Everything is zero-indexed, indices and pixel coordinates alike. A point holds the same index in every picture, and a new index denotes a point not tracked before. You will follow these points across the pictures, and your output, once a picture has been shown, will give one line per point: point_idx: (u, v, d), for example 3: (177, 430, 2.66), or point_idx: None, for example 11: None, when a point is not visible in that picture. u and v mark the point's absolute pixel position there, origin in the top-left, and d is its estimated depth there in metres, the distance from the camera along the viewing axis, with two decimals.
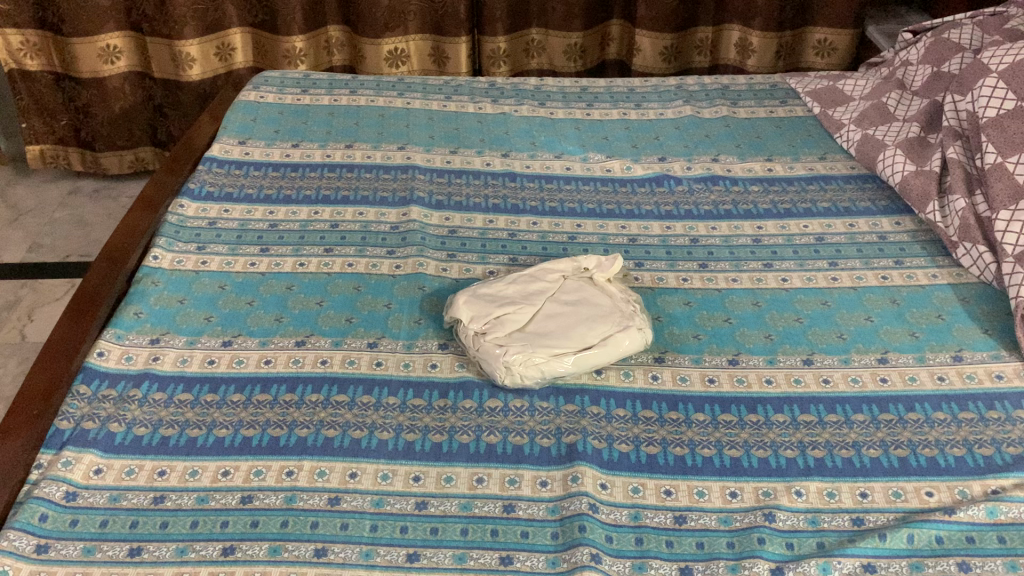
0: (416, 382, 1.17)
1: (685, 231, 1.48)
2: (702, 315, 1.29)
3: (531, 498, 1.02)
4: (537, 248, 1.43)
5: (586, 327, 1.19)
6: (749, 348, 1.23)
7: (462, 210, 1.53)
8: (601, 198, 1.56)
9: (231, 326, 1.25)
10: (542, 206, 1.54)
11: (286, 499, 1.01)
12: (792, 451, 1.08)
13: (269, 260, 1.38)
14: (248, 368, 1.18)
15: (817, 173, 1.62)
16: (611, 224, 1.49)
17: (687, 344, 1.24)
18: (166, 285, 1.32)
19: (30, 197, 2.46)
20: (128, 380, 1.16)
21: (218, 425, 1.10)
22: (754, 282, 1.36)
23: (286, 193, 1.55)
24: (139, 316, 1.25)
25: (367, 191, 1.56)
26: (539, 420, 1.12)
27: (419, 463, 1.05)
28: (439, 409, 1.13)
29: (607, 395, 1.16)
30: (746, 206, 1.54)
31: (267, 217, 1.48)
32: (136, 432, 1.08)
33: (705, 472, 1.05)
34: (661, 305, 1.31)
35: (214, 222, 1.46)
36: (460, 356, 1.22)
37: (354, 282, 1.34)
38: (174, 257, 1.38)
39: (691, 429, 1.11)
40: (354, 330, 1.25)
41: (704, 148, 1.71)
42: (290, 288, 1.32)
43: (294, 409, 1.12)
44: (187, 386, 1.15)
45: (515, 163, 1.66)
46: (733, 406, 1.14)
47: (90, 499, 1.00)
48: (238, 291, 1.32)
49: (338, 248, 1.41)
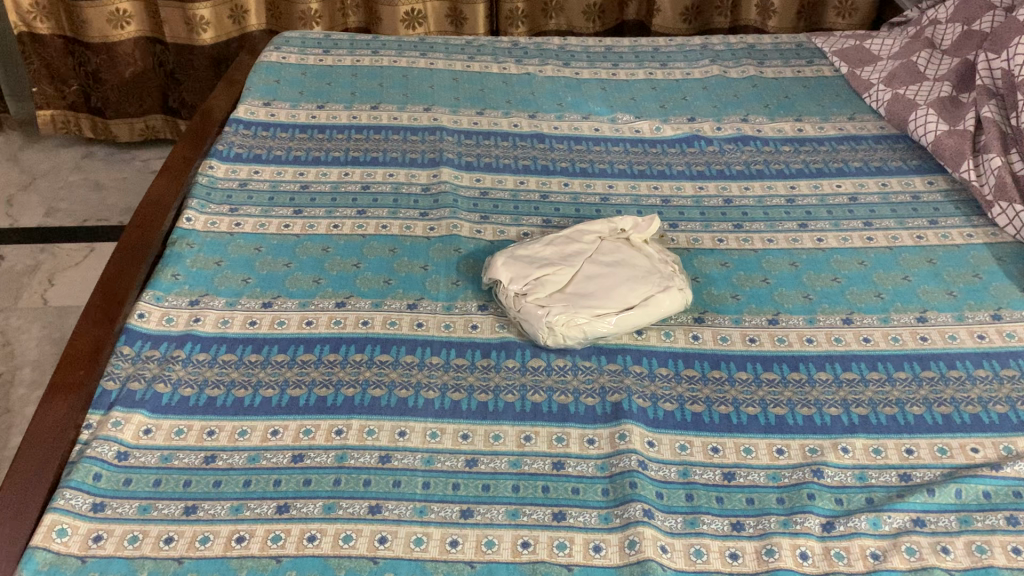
0: (457, 342, 1.17)
1: (719, 193, 1.47)
2: (739, 276, 1.29)
3: (579, 455, 1.02)
4: (570, 210, 1.42)
5: (626, 287, 1.19)
6: (788, 308, 1.23)
7: (493, 171, 1.51)
8: (631, 159, 1.56)
9: (270, 288, 1.25)
10: (573, 167, 1.53)
11: (337, 457, 1.01)
12: (836, 409, 1.08)
13: (303, 222, 1.37)
14: (291, 329, 1.18)
15: (846, 134, 1.61)
16: (643, 185, 1.49)
17: (725, 305, 1.24)
18: (202, 248, 1.31)
19: (43, 160, 2.45)
20: (170, 341, 1.15)
21: (264, 385, 1.10)
22: (791, 243, 1.35)
23: (315, 154, 1.53)
24: (177, 279, 1.25)
25: (395, 153, 1.55)
26: (583, 379, 1.12)
27: (466, 422, 1.06)
28: (482, 368, 1.13)
29: (649, 354, 1.15)
30: (777, 166, 1.53)
31: (298, 179, 1.47)
32: (182, 393, 1.09)
33: (751, 430, 1.06)
34: (697, 266, 1.31)
35: (245, 184, 1.45)
36: (500, 317, 1.21)
37: (389, 244, 1.33)
38: (208, 218, 1.37)
39: (735, 388, 1.11)
40: (392, 291, 1.25)
41: (732, 108, 1.69)
42: (327, 251, 1.32)
43: (339, 369, 1.12)
44: (229, 347, 1.15)
45: (543, 124, 1.65)
46: (776, 365, 1.14)
47: (142, 458, 1.01)
48: (274, 253, 1.31)
49: (371, 210, 1.40)
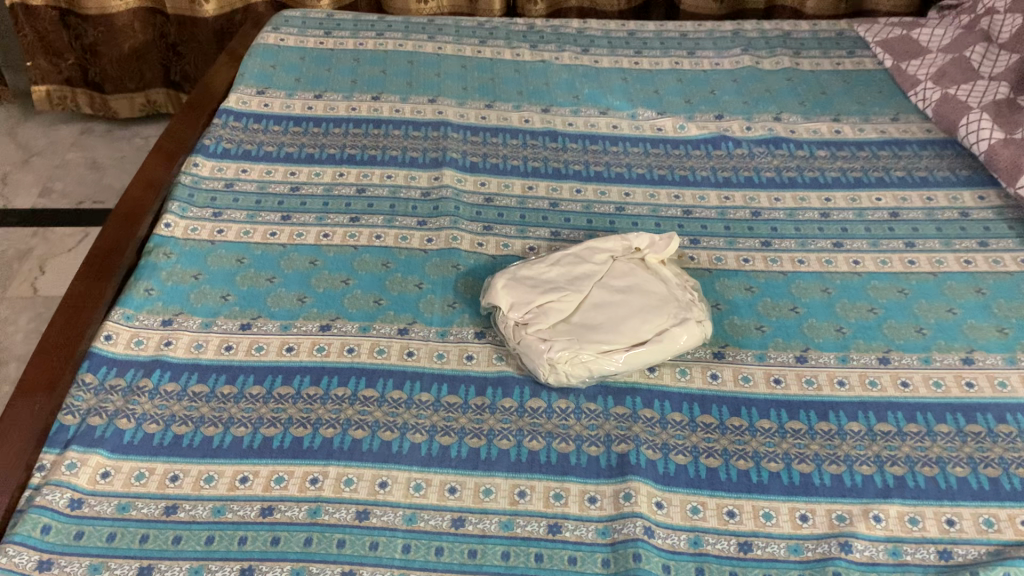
0: (449, 376, 1.06)
1: (746, 204, 1.34)
2: (765, 303, 1.17)
3: (578, 517, 0.92)
4: (581, 221, 1.30)
5: (638, 319, 1.07)
6: (818, 344, 1.12)
7: (499, 174, 1.40)
8: (651, 161, 1.43)
9: (250, 307, 1.15)
10: (587, 170, 1.41)
11: (310, 512, 0.92)
12: (869, 468, 0.97)
13: (290, 230, 1.27)
14: (270, 356, 1.08)
15: (888, 138, 1.47)
16: (663, 192, 1.36)
17: (749, 338, 1.12)
18: (180, 258, 1.21)
19: (40, 137, 2.36)
20: (138, 368, 1.06)
21: (236, 423, 1.00)
22: (823, 265, 1.23)
23: (309, 152, 1.42)
24: (150, 294, 1.15)
25: (395, 151, 1.43)
26: (586, 425, 1.01)
27: (455, 473, 0.96)
28: (476, 408, 1.03)
29: (661, 395, 1.04)
30: (812, 173, 1.40)
31: (288, 179, 1.36)
32: (146, 430, 0.99)
33: (772, 491, 0.95)
34: (719, 291, 1.19)
35: (232, 184, 1.35)
36: (499, 347, 1.11)
37: (382, 257, 1.23)
38: (189, 224, 1.27)
39: (755, 439, 1.00)
40: (383, 314, 1.14)
41: (764, 105, 1.56)
42: (314, 265, 1.21)
43: (319, 405, 1.02)
44: (201, 376, 1.05)
45: (556, 120, 1.52)
46: (802, 413, 1.03)
47: (97, 507, 0.91)
48: (258, 266, 1.21)
49: (364, 217, 1.29)
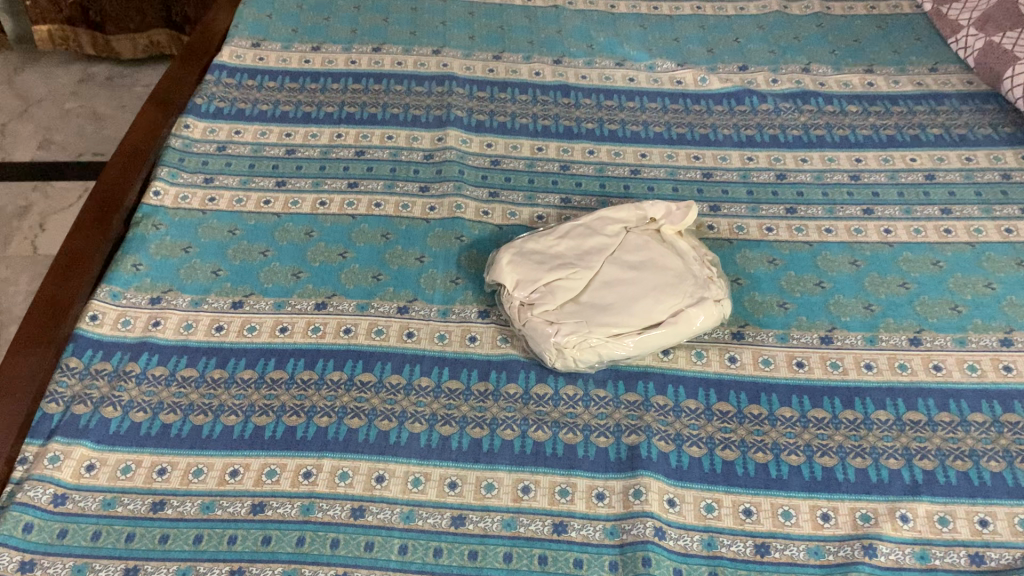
0: (450, 359, 1.01)
1: (771, 165, 1.26)
2: (789, 277, 1.10)
3: (585, 515, 0.87)
4: (593, 186, 1.23)
5: (652, 299, 1.01)
6: (844, 323, 1.05)
7: (506, 134, 1.31)
8: (669, 119, 1.34)
9: (242, 283, 1.09)
10: (600, 129, 1.32)
11: (303, 509, 0.87)
12: (896, 461, 0.91)
13: (286, 197, 1.21)
14: (262, 337, 1.03)
15: (925, 91, 1.37)
16: (681, 153, 1.28)
17: (770, 316, 1.05)
18: (169, 230, 1.15)
19: (40, 84, 2.28)
20: (125, 351, 1.01)
21: (226, 411, 0.96)
22: (852, 234, 1.15)
23: (306, 110, 1.35)
24: (138, 269, 1.10)
25: (397, 109, 1.35)
26: (595, 414, 0.95)
27: (455, 466, 0.91)
28: (478, 395, 0.97)
29: (675, 380, 0.98)
30: (841, 132, 1.31)
31: (283, 141, 1.29)
32: (132, 419, 0.95)
33: (792, 487, 0.89)
34: (740, 263, 1.12)
35: (224, 147, 1.28)
36: (503, 327, 1.05)
37: (381, 228, 1.17)
38: (179, 191, 1.21)
39: (775, 429, 0.94)
40: (382, 291, 1.09)
41: (792, 55, 1.45)
42: (310, 237, 1.15)
43: (313, 392, 0.97)
44: (191, 359, 1.01)
45: (568, 72, 1.43)
46: (826, 400, 0.97)
47: (81, 503, 0.87)
48: (251, 238, 1.15)
49: (363, 183, 1.23)
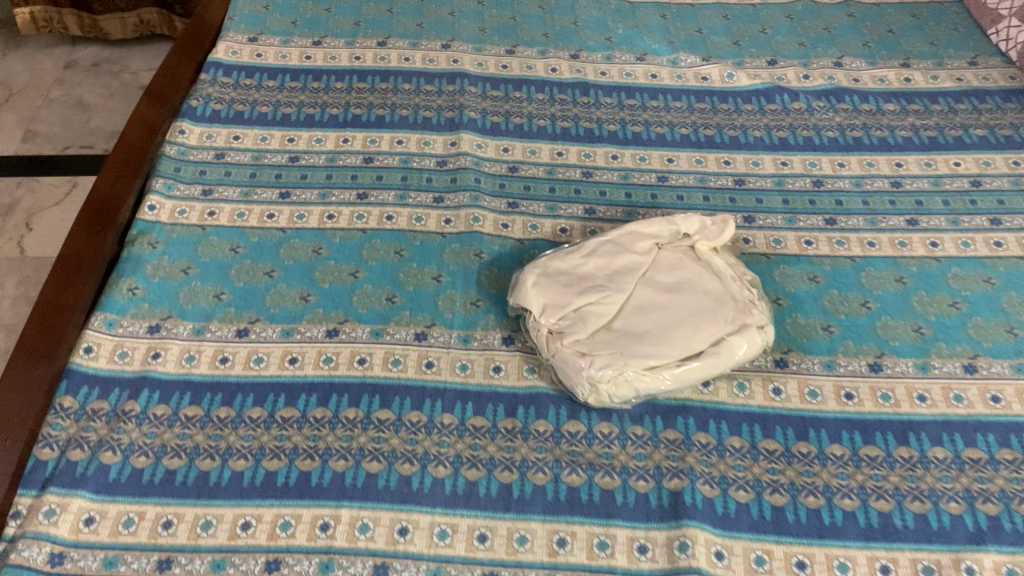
0: (474, 393, 0.94)
1: (806, 171, 1.18)
2: (832, 296, 1.03)
3: (627, 571, 0.80)
4: (619, 195, 1.15)
5: (690, 327, 0.93)
6: (893, 348, 0.98)
7: (523, 138, 1.23)
8: (696, 119, 1.26)
9: (247, 308, 1.02)
10: (623, 131, 1.24)
11: (322, 566, 0.81)
12: (957, 505, 0.85)
13: (290, 210, 1.13)
14: (270, 370, 0.96)
15: (966, 87, 1.29)
16: (710, 158, 1.20)
17: (815, 341, 0.99)
18: (167, 248, 1.07)
19: (22, 71, 2.17)
20: (123, 387, 0.94)
21: (235, 455, 0.89)
22: (896, 247, 1.08)
23: (308, 112, 1.26)
24: (134, 294, 1.02)
25: (406, 110, 1.27)
26: (633, 455, 0.89)
27: (484, 516, 0.84)
28: (506, 434, 0.90)
29: (717, 415, 0.92)
30: (879, 133, 1.23)
31: (285, 147, 1.21)
32: (134, 464, 0.88)
33: (847, 536, 0.83)
34: (779, 281, 1.05)
35: (223, 154, 1.20)
36: (529, 356, 0.98)
37: (394, 243, 1.09)
38: (176, 204, 1.13)
39: (826, 470, 0.88)
40: (397, 314, 1.01)
41: (823, 47, 1.37)
42: (318, 254, 1.08)
43: (328, 432, 0.90)
44: (195, 396, 0.93)
45: (587, 68, 1.34)
46: (879, 436, 0.90)
47: (80, 563, 0.81)
48: (254, 256, 1.07)
49: (373, 193, 1.15)
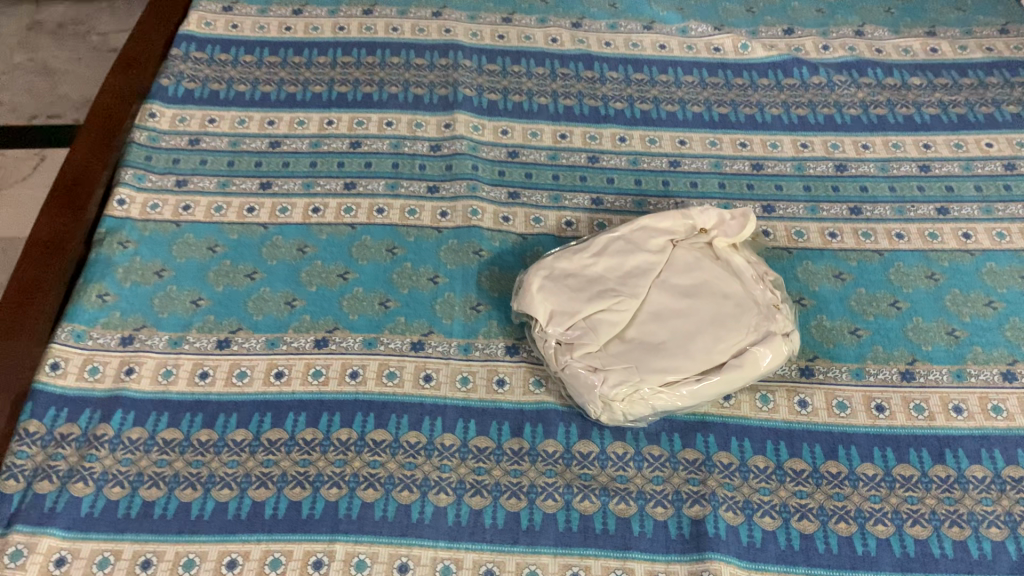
0: (477, 410, 0.87)
1: (828, 154, 1.10)
2: (859, 296, 0.96)
3: None
4: (628, 183, 1.07)
5: (710, 337, 0.86)
6: (926, 353, 0.91)
7: (523, 118, 1.14)
8: (709, 95, 1.17)
9: (227, 316, 0.94)
10: (630, 110, 1.15)
11: None
12: (999, 531, 0.79)
13: (272, 204, 1.04)
14: (254, 387, 0.88)
15: (997, 58, 1.20)
16: (725, 139, 1.12)
17: (842, 347, 0.92)
18: (139, 249, 0.99)
19: None
20: (94, 408, 0.86)
21: (218, 483, 0.82)
22: (927, 239, 1.01)
23: (290, 91, 1.16)
24: (105, 301, 0.94)
25: (395, 87, 1.17)
26: (650, 478, 0.82)
27: (491, 549, 0.78)
28: (512, 455, 0.84)
29: (739, 432, 0.85)
30: (905, 110, 1.15)
31: (266, 131, 1.12)
32: (107, 496, 0.81)
33: (882, 567, 0.77)
34: (802, 279, 0.97)
35: (198, 140, 1.10)
36: (535, 367, 0.90)
37: (386, 240, 1.01)
38: (147, 198, 1.04)
39: (857, 492, 0.81)
40: (391, 321, 0.94)
41: (842, 14, 1.28)
42: (304, 253, 1.00)
43: (319, 456, 0.83)
44: (173, 417, 0.86)
45: (590, 38, 1.25)
46: (913, 453, 0.84)
47: None
48: (234, 257, 0.99)
49: (361, 182, 1.06)
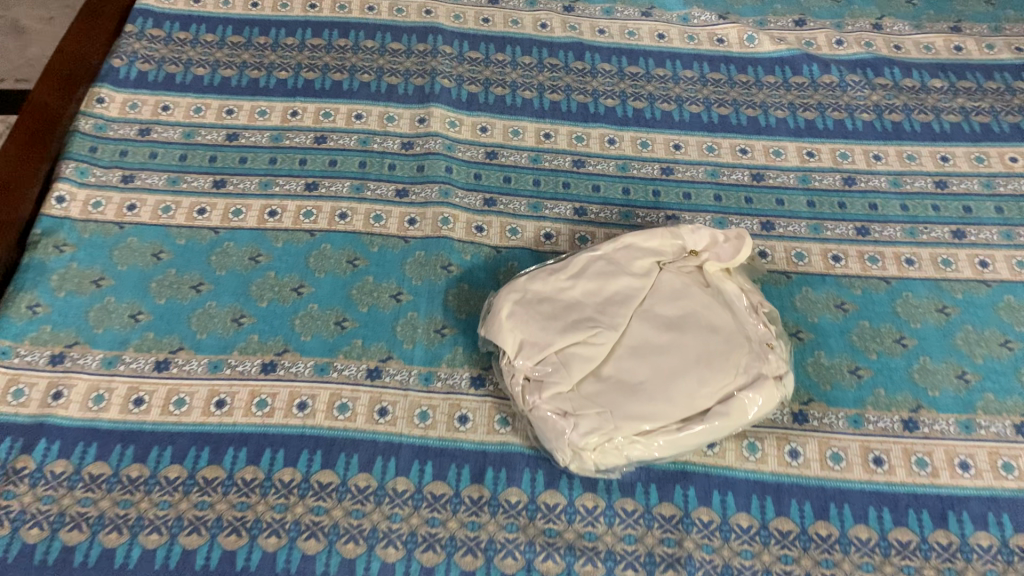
0: (435, 451, 0.79)
1: (835, 165, 1.01)
2: (862, 330, 0.88)
3: None
4: (615, 192, 0.98)
5: (694, 379, 0.78)
6: (933, 399, 0.83)
7: (505, 113, 1.05)
8: (709, 93, 1.07)
9: (168, 333, 0.86)
10: (622, 108, 1.06)
11: None
12: None
13: (225, 205, 0.95)
14: (193, 417, 0.81)
15: None
16: (724, 145, 1.02)
17: (840, 389, 0.84)
18: (76, 253, 0.90)
19: None
20: (16, 435, 0.79)
21: (146, 527, 0.74)
22: (940, 267, 0.92)
23: (252, 76, 1.07)
24: (35, 313, 0.86)
25: (368, 75, 1.08)
26: (621, 536, 0.75)
27: None
28: (471, 504, 0.76)
29: (722, 485, 0.78)
30: (923, 116, 1.05)
31: (223, 122, 1.03)
32: (24, 539, 0.73)
33: None
34: (801, 309, 0.89)
35: (149, 130, 1.01)
36: (502, 402, 0.82)
37: (347, 250, 0.92)
38: (89, 195, 0.95)
39: (848, 559, 0.74)
40: (347, 344, 0.85)
41: (860, 4, 1.17)
42: (256, 263, 0.91)
43: (259, 500, 0.76)
44: (102, 448, 0.78)
45: (583, 24, 1.14)
46: (912, 515, 0.76)
47: None
48: (180, 265, 0.91)
49: (324, 183, 0.97)
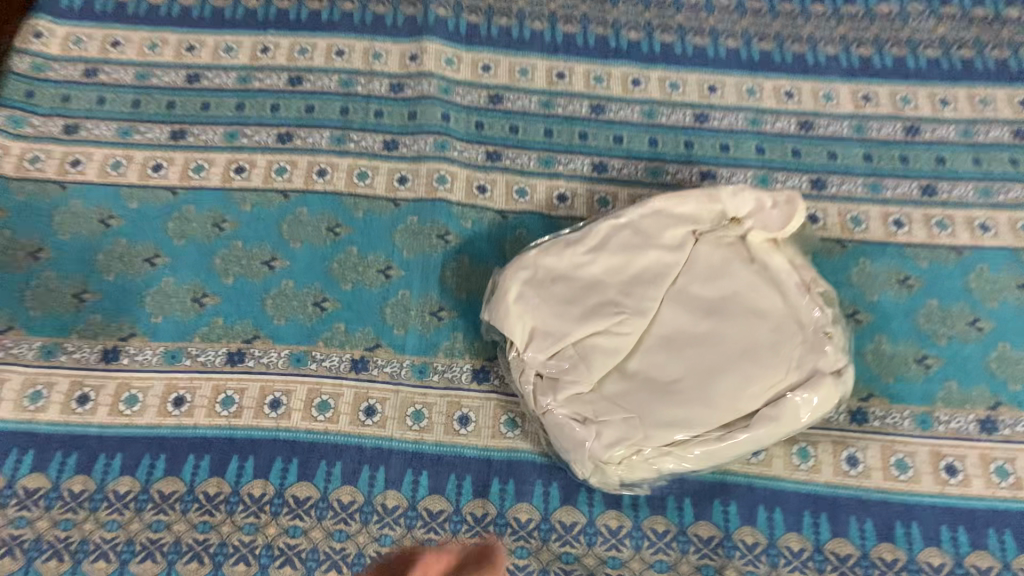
0: (431, 459, 0.67)
1: (896, 112, 0.86)
2: (930, 311, 0.75)
3: None
4: (639, 143, 0.84)
5: (737, 378, 0.66)
6: (1015, 395, 0.71)
7: (511, 49, 0.90)
8: (748, 24, 0.92)
9: (118, 316, 0.73)
10: (648, 42, 0.91)
11: None
12: None
13: (185, 160, 0.82)
14: (147, 418, 0.69)
15: None
16: (766, 87, 0.88)
17: (905, 382, 0.71)
18: (10, 219, 0.77)
19: None
20: None
21: (91, 554, 0.63)
22: (1020, 234, 0.79)
23: (217, 6, 0.92)
24: None
25: (351, 3, 0.92)
26: (651, 563, 0.63)
27: None
28: (474, 524, 0.65)
29: (768, 500, 0.66)
30: (997, 52, 0.90)
31: (182, 60, 0.88)
32: None
33: None
34: (858, 286, 0.76)
35: (95, 69, 0.87)
36: (509, 399, 0.70)
37: (326, 216, 0.79)
38: (26, 148, 0.81)
39: None
40: (327, 329, 0.73)
41: None
42: (220, 231, 0.78)
43: (225, 519, 0.65)
44: (39, 456, 0.67)
45: None
46: (992, 536, 0.65)
47: None
48: (132, 233, 0.77)
49: (300, 134, 0.84)
